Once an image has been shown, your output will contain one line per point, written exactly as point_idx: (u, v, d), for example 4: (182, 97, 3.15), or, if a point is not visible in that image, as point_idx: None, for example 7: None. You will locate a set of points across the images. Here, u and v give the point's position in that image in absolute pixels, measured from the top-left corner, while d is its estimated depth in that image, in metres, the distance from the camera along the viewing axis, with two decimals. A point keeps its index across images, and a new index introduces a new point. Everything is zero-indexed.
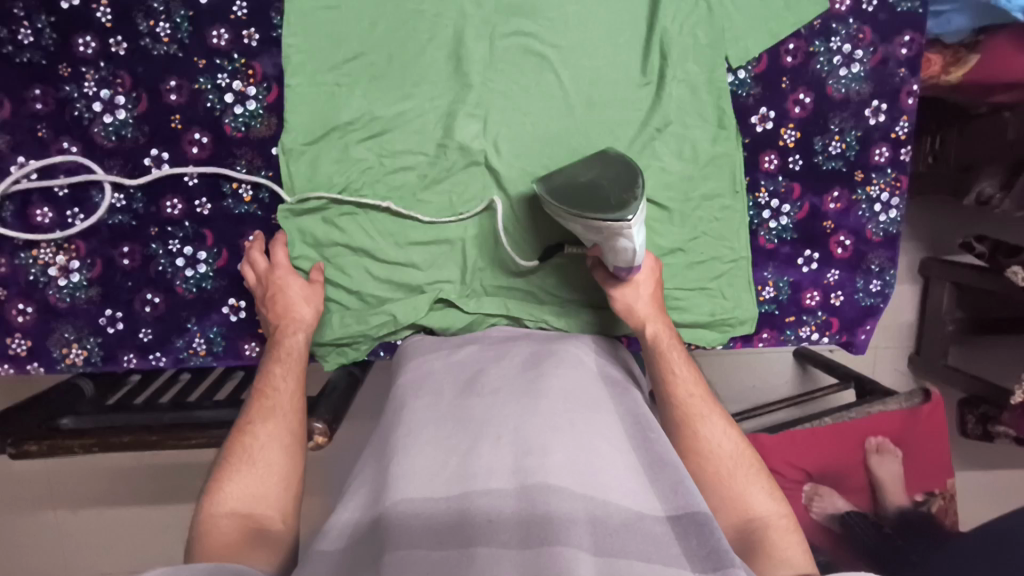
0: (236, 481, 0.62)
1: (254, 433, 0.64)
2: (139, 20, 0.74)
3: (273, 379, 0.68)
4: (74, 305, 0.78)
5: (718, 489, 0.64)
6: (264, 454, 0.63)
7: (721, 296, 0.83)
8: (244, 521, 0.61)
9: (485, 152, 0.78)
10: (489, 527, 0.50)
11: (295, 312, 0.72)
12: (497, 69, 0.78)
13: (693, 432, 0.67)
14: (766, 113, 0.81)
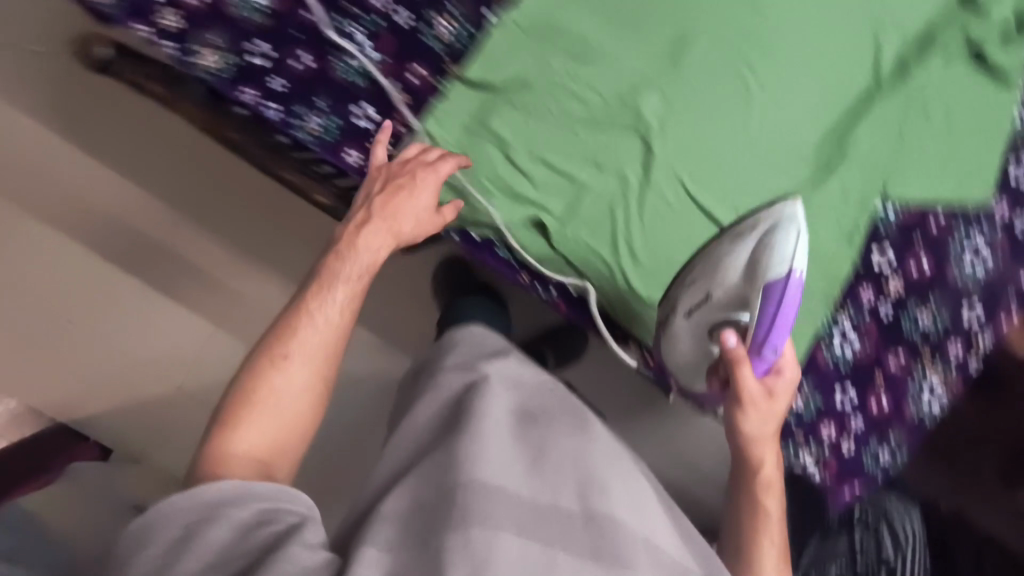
0: (251, 427, 0.70)
1: (284, 370, 0.72)
2: None
3: (295, 332, 0.74)
4: (242, 21, 0.80)
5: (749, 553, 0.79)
6: (287, 394, 0.72)
7: None
8: (259, 462, 0.70)
9: (652, 130, 0.82)
10: (565, 537, 0.60)
11: (400, 222, 0.79)
12: (706, 74, 0.82)
13: (760, 500, 0.81)
14: (888, 253, 0.86)
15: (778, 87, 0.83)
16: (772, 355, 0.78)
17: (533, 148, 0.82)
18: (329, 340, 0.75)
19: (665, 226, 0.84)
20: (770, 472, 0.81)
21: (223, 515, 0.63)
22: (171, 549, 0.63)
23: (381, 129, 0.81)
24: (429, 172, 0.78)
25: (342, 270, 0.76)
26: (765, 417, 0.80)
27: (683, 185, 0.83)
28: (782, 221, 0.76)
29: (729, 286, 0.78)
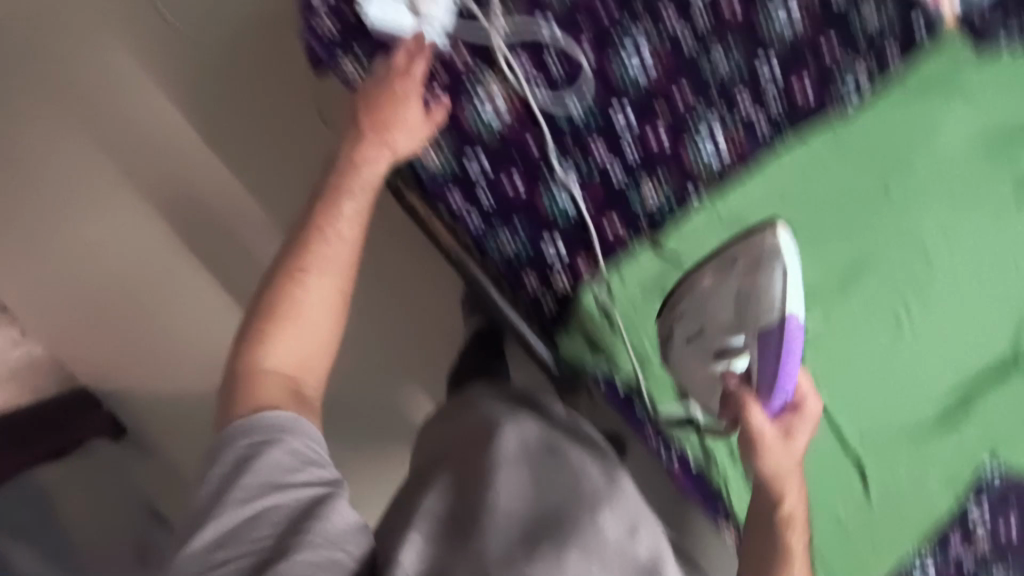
0: (281, 342, 0.77)
1: (306, 282, 0.78)
2: (714, 42, 0.83)
3: (316, 255, 0.78)
4: (471, 133, 0.84)
5: None
6: (307, 313, 0.77)
7: None
8: (285, 379, 0.78)
9: (808, 343, 0.88)
10: (596, 552, 0.73)
11: (393, 134, 0.80)
12: (868, 307, 0.88)
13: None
14: (983, 510, 0.91)
15: (932, 336, 0.88)
16: (781, 398, 0.81)
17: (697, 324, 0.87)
18: (345, 258, 0.80)
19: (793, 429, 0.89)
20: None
21: (265, 453, 0.72)
22: (206, 466, 0.75)
23: (564, 264, 0.86)
24: (409, 81, 0.80)
25: (350, 185, 0.79)
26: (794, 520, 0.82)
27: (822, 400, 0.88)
28: (770, 255, 0.81)
29: (726, 314, 0.84)
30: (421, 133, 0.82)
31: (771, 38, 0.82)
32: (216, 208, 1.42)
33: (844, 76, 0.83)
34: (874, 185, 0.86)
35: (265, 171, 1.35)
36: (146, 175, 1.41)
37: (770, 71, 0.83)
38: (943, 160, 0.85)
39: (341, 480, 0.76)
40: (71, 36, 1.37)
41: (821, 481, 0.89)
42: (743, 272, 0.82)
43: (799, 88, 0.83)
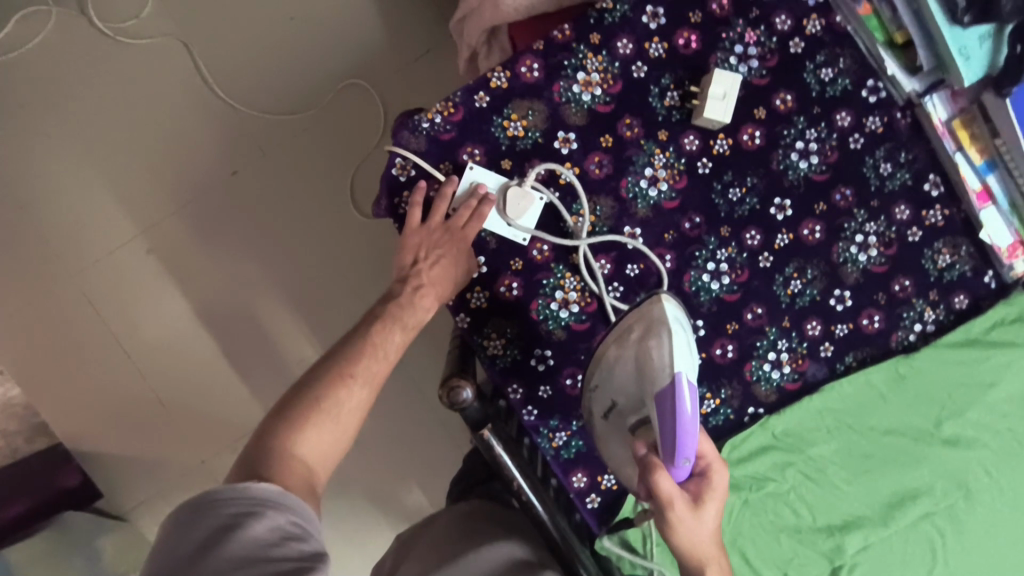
0: (316, 430, 0.63)
1: (349, 391, 0.66)
2: (790, 267, 0.85)
3: (372, 362, 0.69)
4: (537, 323, 0.82)
5: None
6: (349, 410, 0.65)
7: None
8: (308, 474, 0.61)
9: (845, 566, 0.87)
10: None
11: (443, 285, 0.75)
12: (907, 537, 0.88)
13: None
14: None
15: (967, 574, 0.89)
16: (686, 466, 0.66)
17: (741, 538, 0.86)
18: (385, 376, 0.70)
19: None
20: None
21: (247, 531, 0.54)
22: (175, 535, 0.55)
23: None
24: (461, 242, 0.76)
25: (405, 316, 0.73)
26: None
27: None
28: (657, 328, 0.68)
29: (629, 391, 0.71)
30: (460, 284, 0.78)
31: (846, 272, 0.85)
32: (234, 284, 1.31)
33: (910, 317, 0.86)
34: (928, 420, 0.87)
35: (302, 262, 1.31)
36: (165, 236, 1.30)
37: (842, 302, 0.86)
38: (997, 408, 0.87)
39: (326, 552, 0.57)
40: (120, 84, 1.30)
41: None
42: (637, 341, 0.69)
43: (867, 321, 0.86)
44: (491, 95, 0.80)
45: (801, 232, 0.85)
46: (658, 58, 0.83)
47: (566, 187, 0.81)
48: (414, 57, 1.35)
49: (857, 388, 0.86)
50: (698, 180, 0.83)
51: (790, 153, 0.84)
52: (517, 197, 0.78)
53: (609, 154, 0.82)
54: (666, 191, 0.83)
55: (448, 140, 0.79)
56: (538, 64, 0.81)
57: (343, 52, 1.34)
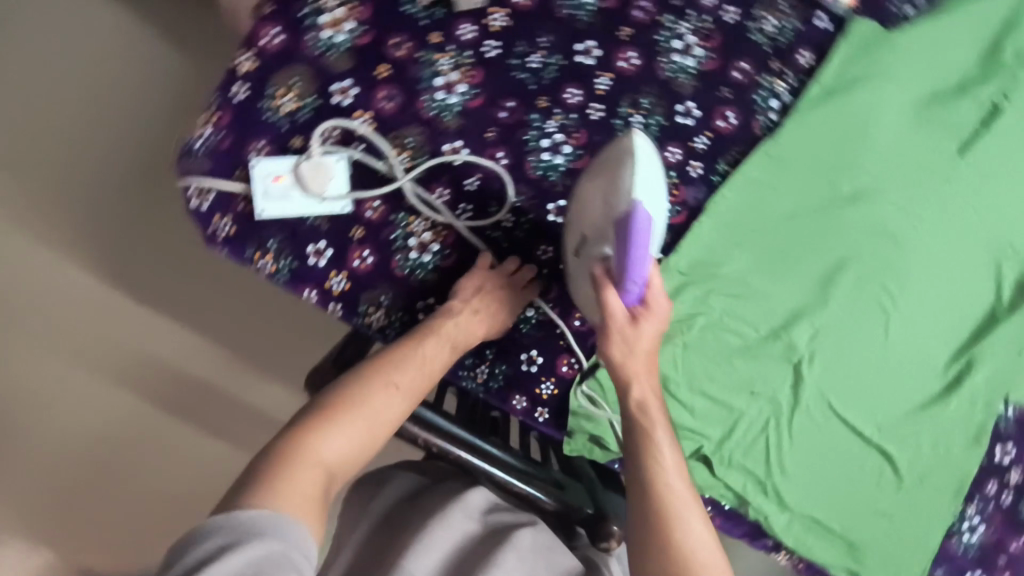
0: (297, 471, 0.62)
1: (340, 434, 0.66)
2: (624, 105, 0.81)
3: (351, 407, 0.68)
4: (406, 278, 0.79)
5: (658, 538, 0.66)
6: (339, 450, 0.66)
7: (896, 569, 0.93)
8: (296, 508, 0.59)
9: (802, 359, 0.87)
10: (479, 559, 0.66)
11: (472, 330, 0.77)
12: (851, 304, 0.87)
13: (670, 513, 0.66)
14: (1009, 450, 0.93)
15: (916, 309, 0.89)
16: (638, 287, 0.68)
17: (699, 381, 0.86)
18: (377, 435, 0.69)
19: (815, 446, 0.89)
20: (701, 551, 0.66)
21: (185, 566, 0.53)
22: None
23: (546, 372, 0.83)
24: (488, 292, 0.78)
25: (410, 357, 0.73)
26: (663, 446, 0.69)
27: (829, 403, 0.89)
28: (626, 149, 0.68)
29: (592, 220, 0.70)
30: (494, 326, 0.79)
31: (679, 85, 0.82)
32: (121, 381, 1.13)
33: (762, 97, 0.83)
34: (826, 189, 0.84)
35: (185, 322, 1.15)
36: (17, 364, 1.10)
37: (690, 115, 0.82)
38: (883, 144, 0.84)
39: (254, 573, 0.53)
40: None
41: (850, 483, 0.91)
42: (606, 169, 0.70)
43: (723, 121, 0.83)
44: (248, 82, 0.74)
45: (618, 68, 0.80)
46: None
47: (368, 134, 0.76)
48: (204, 56, 1.19)
49: (743, 191, 0.83)
50: (490, 64, 0.78)
51: None
52: (313, 171, 0.74)
53: (393, 82, 0.76)
54: (467, 91, 0.78)
55: (230, 146, 0.74)
56: (278, 27, 0.74)
57: (133, 89, 1.18)
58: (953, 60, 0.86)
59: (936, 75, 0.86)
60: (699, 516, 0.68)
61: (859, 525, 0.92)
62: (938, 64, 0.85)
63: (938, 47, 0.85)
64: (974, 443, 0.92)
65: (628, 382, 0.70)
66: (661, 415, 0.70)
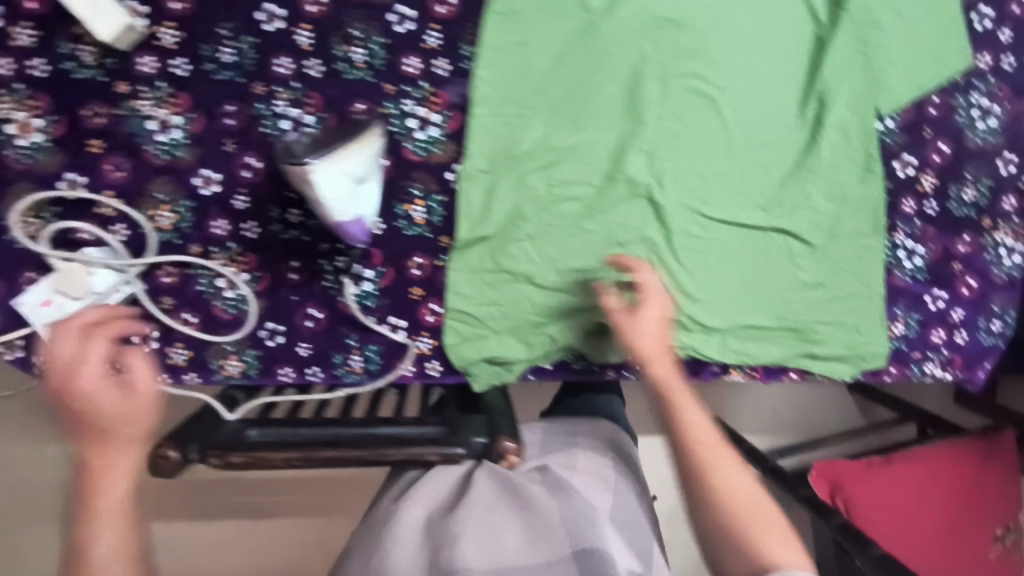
0: None
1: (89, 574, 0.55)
2: (337, 45, 0.75)
3: (108, 455, 0.58)
4: (237, 317, 0.78)
5: (717, 532, 0.66)
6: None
7: (856, 330, 0.88)
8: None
9: (649, 186, 0.82)
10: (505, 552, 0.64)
11: (138, 408, 0.60)
12: (667, 109, 0.80)
13: (711, 479, 0.68)
14: (909, 159, 0.85)
15: (741, 76, 0.81)
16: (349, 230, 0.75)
17: (563, 262, 0.82)
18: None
19: (711, 261, 0.85)
20: (749, 491, 0.68)
21: None
22: None
23: (415, 331, 0.81)
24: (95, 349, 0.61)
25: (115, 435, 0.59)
26: (677, 401, 0.72)
27: (702, 214, 0.84)
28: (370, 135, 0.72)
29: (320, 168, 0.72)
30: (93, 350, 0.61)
31: None
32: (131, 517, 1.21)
33: None
34: (577, 12, 0.77)
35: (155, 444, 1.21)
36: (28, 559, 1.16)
37: (407, 19, 0.75)
38: None
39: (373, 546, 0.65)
40: None
41: (766, 276, 0.86)
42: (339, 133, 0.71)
43: (442, 5, 0.76)
44: None
45: (309, 14, 0.74)
46: (39, 39, 0.72)
47: (119, 212, 0.75)
48: None
49: (499, 61, 0.77)
50: (190, 83, 0.74)
51: None
52: (67, 277, 0.71)
53: (114, 151, 0.74)
54: (183, 120, 0.75)
55: (7, 290, 0.74)
56: None
57: None
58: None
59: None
60: (734, 470, 0.69)
61: (796, 310, 0.87)
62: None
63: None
64: (867, 172, 0.84)
65: (641, 367, 0.75)
66: (677, 384, 0.74)
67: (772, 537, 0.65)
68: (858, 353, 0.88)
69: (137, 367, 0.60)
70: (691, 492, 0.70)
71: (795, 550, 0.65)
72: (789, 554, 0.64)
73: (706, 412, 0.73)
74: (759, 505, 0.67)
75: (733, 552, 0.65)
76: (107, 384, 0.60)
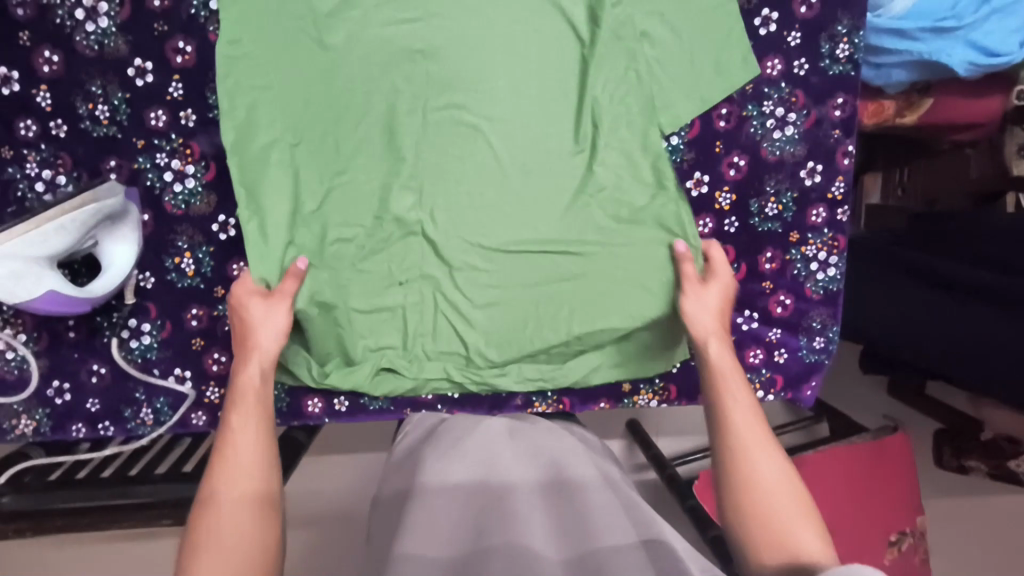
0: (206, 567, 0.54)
1: (230, 457, 0.62)
2: (79, 104, 0.75)
3: (247, 354, 0.68)
4: (22, 376, 0.80)
5: (758, 520, 0.60)
6: (226, 536, 0.56)
7: (663, 353, 0.85)
8: (253, 508, 0.59)
9: (421, 222, 0.80)
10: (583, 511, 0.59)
11: (256, 341, 0.69)
12: (430, 142, 0.78)
13: (746, 466, 0.62)
14: (700, 177, 0.82)
15: (503, 104, 0.77)
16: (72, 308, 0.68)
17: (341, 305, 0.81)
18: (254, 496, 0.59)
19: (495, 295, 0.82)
20: (770, 473, 0.62)
21: None
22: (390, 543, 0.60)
23: (201, 382, 0.82)
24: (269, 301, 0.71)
25: (249, 364, 0.68)
26: (728, 378, 0.68)
27: (484, 248, 0.81)
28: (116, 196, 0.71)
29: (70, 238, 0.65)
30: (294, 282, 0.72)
31: (113, 52, 0.74)
32: None
33: (198, 7, 0.74)
34: (320, 53, 0.75)
35: None
36: None
37: (144, 73, 0.74)
38: None
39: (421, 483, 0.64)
40: None
41: (566, 311, 0.82)
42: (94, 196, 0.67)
43: (180, 56, 0.75)
44: None
45: (45, 74, 0.74)
46: None
47: None
48: None
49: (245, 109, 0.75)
50: None
51: None
52: None
53: None
54: None
55: None
56: None
57: None
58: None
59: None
60: (774, 455, 0.63)
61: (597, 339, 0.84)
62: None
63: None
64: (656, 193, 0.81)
65: (703, 348, 0.71)
66: (735, 374, 0.68)
67: (773, 530, 0.58)
68: (661, 371, 0.87)
69: (271, 324, 0.70)
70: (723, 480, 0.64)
71: (818, 530, 0.58)
72: (805, 533, 0.57)
73: (756, 398, 0.68)
74: (788, 487, 0.61)
75: (763, 539, 0.59)
76: (267, 304, 0.71)
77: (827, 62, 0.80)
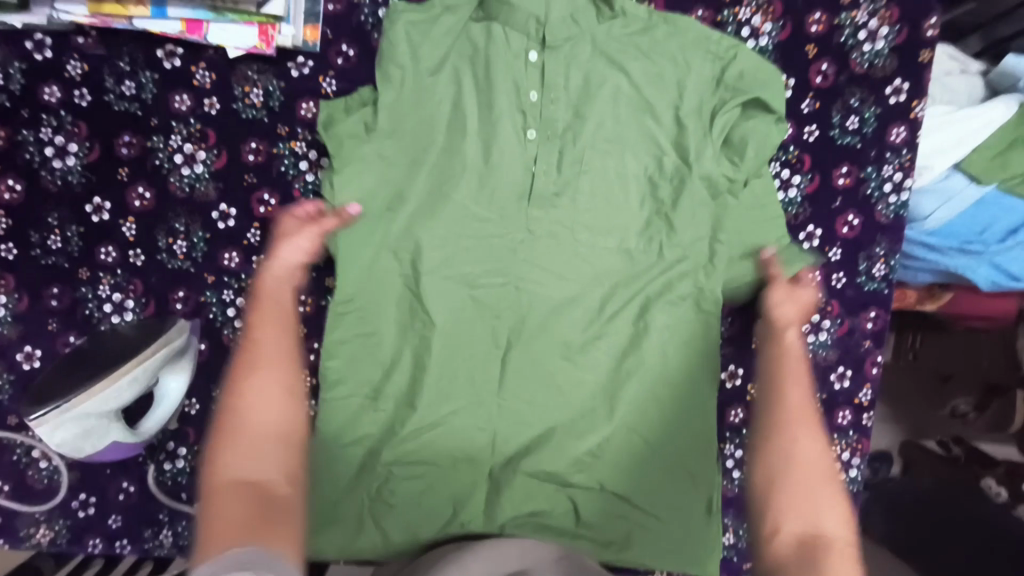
0: (219, 511, 0.48)
1: (261, 373, 0.56)
2: (160, 237, 0.79)
3: (275, 290, 0.65)
4: (50, 486, 0.81)
5: (783, 489, 0.56)
6: (252, 444, 0.52)
7: (691, 536, 0.83)
8: (259, 486, 0.50)
9: (465, 381, 0.81)
10: None
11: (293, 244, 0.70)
12: (484, 304, 0.81)
13: (787, 436, 0.58)
14: (735, 370, 0.88)
15: (560, 285, 0.81)
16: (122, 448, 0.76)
17: (378, 452, 0.81)
18: (271, 478, 0.51)
19: (531, 465, 0.81)
20: (807, 454, 0.57)
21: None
22: None
23: None
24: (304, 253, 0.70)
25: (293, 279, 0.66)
26: (789, 360, 0.66)
27: (521, 413, 0.81)
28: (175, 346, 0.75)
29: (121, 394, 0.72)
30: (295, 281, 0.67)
31: (202, 196, 0.79)
32: None
33: (288, 164, 0.80)
34: (394, 214, 0.79)
35: None
36: None
37: (228, 217, 0.79)
38: (422, 144, 0.79)
39: None
40: None
41: (605, 493, 0.83)
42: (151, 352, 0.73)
43: (263, 206, 0.79)
44: None
45: (135, 208, 0.78)
46: None
47: None
48: None
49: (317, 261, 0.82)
50: (18, 265, 0.78)
51: (48, 163, 0.78)
52: None
53: None
54: (9, 299, 0.79)
55: None
56: None
57: None
58: (445, 28, 0.79)
59: (429, 52, 0.79)
60: (810, 430, 0.59)
61: (623, 513, 0.83)
62: (435, 42, 0.79)
63: (414, 29, 0.79)
64: (692, 381, 0.82)
65: (781, 330, 0.71)
66: (802, 356, 0.67)
67: (784, 498, 0.55)
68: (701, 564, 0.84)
69: (302, 238, 0.70)
70: (756, 457, 0.59)
71: (844, 518, 0.54)
72: (828, 509, 0.54)
73: (812, 393, 0.63)
74: (823, 462, 0.56)
75: (792, 513, 0.54)
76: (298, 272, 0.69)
77: (864, 279, 0.85)
